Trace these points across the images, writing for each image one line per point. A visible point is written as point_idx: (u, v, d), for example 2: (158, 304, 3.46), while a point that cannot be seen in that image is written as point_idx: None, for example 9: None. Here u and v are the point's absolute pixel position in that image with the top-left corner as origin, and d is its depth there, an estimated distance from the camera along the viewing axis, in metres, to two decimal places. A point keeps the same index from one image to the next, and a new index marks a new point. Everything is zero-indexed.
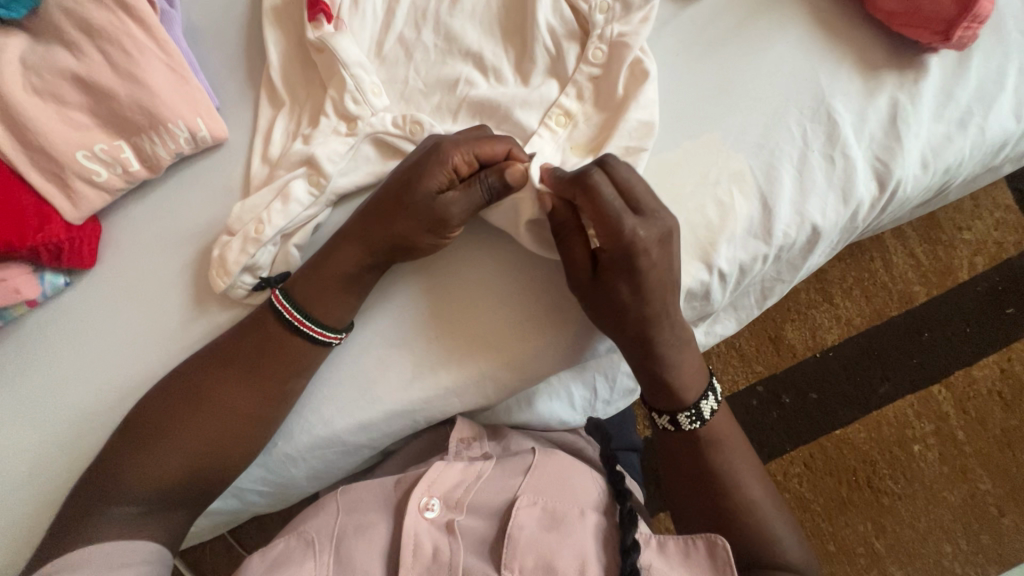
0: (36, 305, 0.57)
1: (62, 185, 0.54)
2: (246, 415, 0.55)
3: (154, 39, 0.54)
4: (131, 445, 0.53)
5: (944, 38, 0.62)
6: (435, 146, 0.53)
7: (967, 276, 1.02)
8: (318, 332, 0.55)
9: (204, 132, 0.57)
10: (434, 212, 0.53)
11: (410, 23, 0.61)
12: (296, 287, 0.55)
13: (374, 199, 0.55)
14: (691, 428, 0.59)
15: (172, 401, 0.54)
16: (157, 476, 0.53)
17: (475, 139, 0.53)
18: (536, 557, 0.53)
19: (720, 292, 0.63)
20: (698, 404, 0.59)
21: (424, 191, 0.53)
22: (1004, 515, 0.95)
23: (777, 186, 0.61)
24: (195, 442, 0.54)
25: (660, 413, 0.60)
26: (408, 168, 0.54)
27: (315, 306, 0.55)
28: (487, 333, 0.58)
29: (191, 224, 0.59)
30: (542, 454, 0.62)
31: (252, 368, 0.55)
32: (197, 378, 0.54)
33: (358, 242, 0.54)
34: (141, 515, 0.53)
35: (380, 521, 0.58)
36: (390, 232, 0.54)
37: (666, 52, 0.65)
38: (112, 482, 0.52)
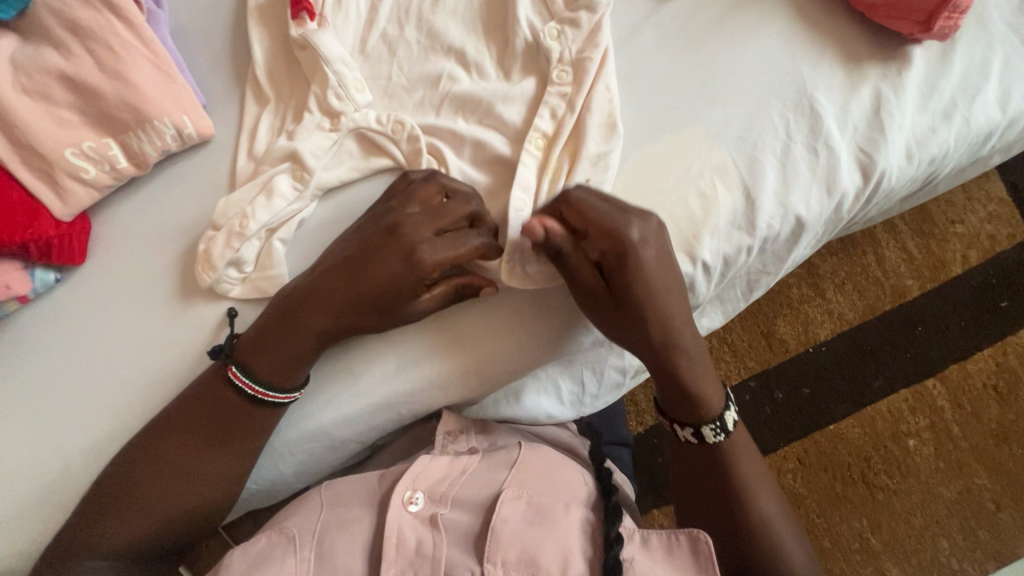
0: (28, 302, 0.58)
1: (52, 182, 0.55)
2: (214, 476, 0.55)
3: (140, 38, 0.55)
4: (98, 511, 0.53)
5: (925, 28, 0.62)
6: (411, 251, 0.53)
7: (959, 270, 1.01)
8: (283, 399, 0.55)
9: (190, 130, 0.58)
10: (411, 318, 0.55)
11: (394, 20, 0.62)
12: (254, 365, 0.55)
13: (334, 287, 0.54)
14: (714, 440, 0.59)
15: (136, 466, 0.54)
16: (127, 536, 0.54)
17: (449, 248, 0.53)
18: (519, 552, 0.52)
19: (705, 285, 0.63)
20: (722, 416, 0.58)
21: (403, 301, 0.54)
22: (1000, 511, 0.95)
23: (761, 179, 0.62)
24: (166, 504, 0.55)
25: (683, 425, 0.60)
26: (377, 265, 0.53)
27: (277, 376, 0.55)
28: (470, 328, 0.58)
29: (178, 220, 0.59)
30: (527, 448, 0.62)
31: (216, 430, 0.55)
32: (160, 442, 0.54)
33: (325, 327, 0.54)
34: (112, 568, 0.54)
35: (363, 516, 0.58)
36: (364, 329, 0.55)
37: (648, 47, 0.65)
38: (82, 541, 0.53)
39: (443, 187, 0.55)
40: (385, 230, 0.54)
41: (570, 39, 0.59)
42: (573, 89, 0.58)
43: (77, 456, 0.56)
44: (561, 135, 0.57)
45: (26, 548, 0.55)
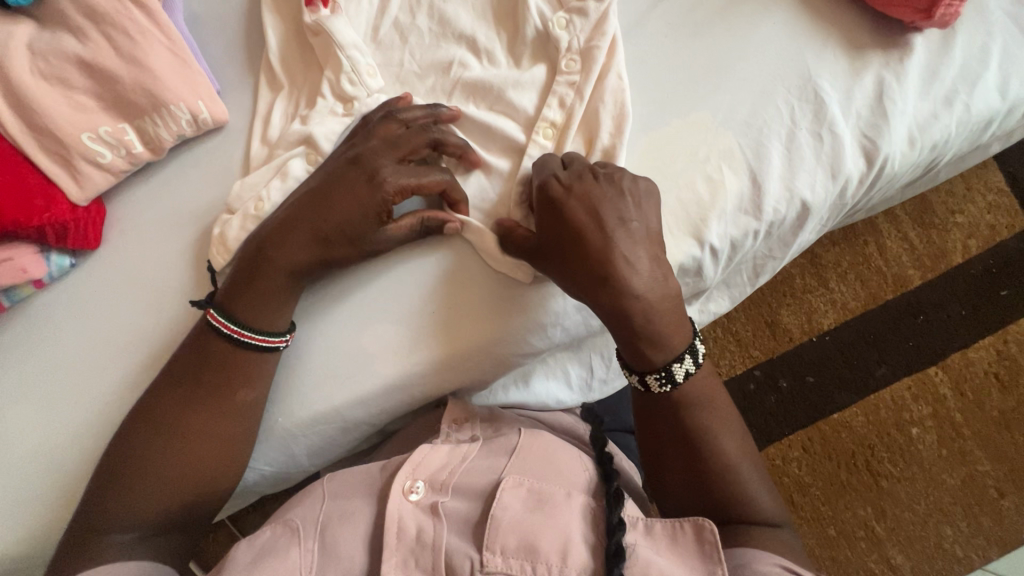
0: (42, 286, 0.59)
1: (68, 166, 0.56)
2: (220, 434, 0.55)
3: (156, 24, 0.56)
4: (105, 484, 0.53)
5: (927, 16, 0.63)
6: (373, 177, 0.54)
7: (960, 259, 1.02)
8: (257, 339, 0.55)
9: (205, 115, 0.58)
10: (375, 247, 0.55)
11: (405, 8, 0.63)
12: (232, 306, 0.55)
13: (300, 219, 0.54)
14: (660, 391, 0.57)
15: (142, 430, 0.54)
16: (141, 503, 0.53)
17: (410, 171, 0.55)
18: (518, 538, 0.50)
19: (713, 269, 0.64)
20: (669, 367, 0.56)
21: (367, 228, 0.54)
22: (1003, 497, 0.95)
23: (766, 163, 0.63)
24: (172, 462, 0.54)
25: (631, 372, 0.58)
26: (342, 192, 0.54)
27: (254, 320, 0.55)
28: (479, 302, 0.59)
29: (193, 205, 0.60)
30: (526, 434, 0.61)
31: (219, 386, 0.55)
32: (165, 405, 0.54)
33: (291, 257, 0.54)
34: (133, 540, 0.53)
35: (363, 507, 0.57)
36: (335, 261, 0.55)
37: (654, 35, 0.66)
38: (100, 514, 0.52)
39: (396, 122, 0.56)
40: (348, 163, 0.55)
41: (580, 25, 0.59)
42: (581, 75, 0.59)
43: (90, 440, 0.56)
44: (571, 127, 0.58)
45: (40, 531, 0.55)
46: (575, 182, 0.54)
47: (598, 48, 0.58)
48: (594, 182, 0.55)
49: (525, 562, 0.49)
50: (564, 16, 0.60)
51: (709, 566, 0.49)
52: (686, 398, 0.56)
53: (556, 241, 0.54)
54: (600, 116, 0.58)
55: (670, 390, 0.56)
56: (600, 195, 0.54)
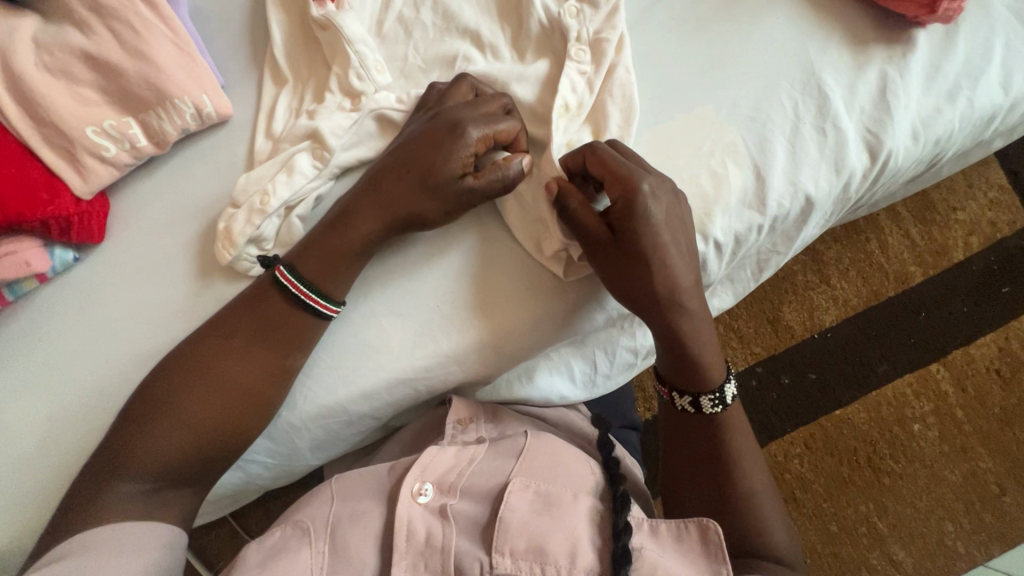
0: (46, 281, 0.59)
1: (72, 160, 0.56)
2: (246, 390, 0.54)
3: (160, 18, 0.56)
4: (129, 427, 0.53)
5: (930, 11, 0.63)
6: (455, 127, 0.54)
7: (961, 256, 1.03)
8: (322, 305, 0.55)
9: (210, 109, 0.58)
10: (456, 198, 0.54)
11: (410, 2, 0.63)
12: (303, 266, 0.55)
13: (387, 176, 0.55)
14: (712, 412, 0.59)
15: (174, 375, 0.54)
16: (161, 451, 0.52)
17: (487, 119, 0.55)
18: (527, 540, 0.51)
19: (716, 264, 0.64)
20: (722, 388, 0.59)
21: (448, 176, 0.54)
22: (1004, 493, 0.96)
23: (771, 157, 0.63)
24: (199, 411, 0.53)
25: (681, 394, 0.60)
26: (428, 144, 0.54)
27: (324, 283, 0.55)
28: (486, 296, 0.59)
29: (198, 200, 0.60)
30: (533, 436, 0.60)
31: (254, 339, 0.55)
32: (200, 350, 0.54)
33: (373, 215, 0.55)
34: (147, 492, 0.52)
35: (373, 508, 0.57)
36: (417, 215, 0.55)
37: (658, 29, 0.66)
38: (119, 457, 0.52)
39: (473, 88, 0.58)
40: (431, 120, 0.56)
41: (584, 21, 0.60)
42: (585, 71, 0.59)
43: (95, 434, 0.56)
44: (582, 114, 0.59)
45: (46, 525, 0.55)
46: (617, 172, 0.53)
47: (606, 41, 0.59)
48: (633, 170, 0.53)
49: (534, 565, 0.51)
50: (574, 5, 0.60)
51: (715, 566, 0.51)
52: None
53: (586, 229, 0.54)
54: (605, 111, 0.59)
55: (721, 410, 0.59)
56: (637, 186, 0.52)
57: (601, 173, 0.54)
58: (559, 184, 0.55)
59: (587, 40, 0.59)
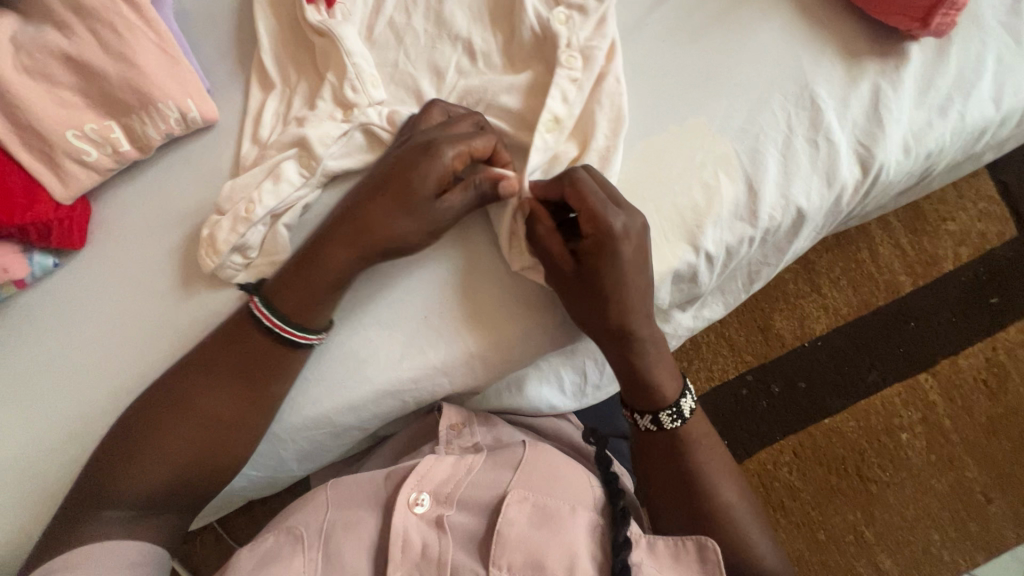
0: (25, 287, 0.57)
1: (53, 164, 0.55)
2: (228, 417, 0.55)
3: (145, 20, 0.55)
4: (109, 459, 0.53)
5: (923, 25, 0.63)
6: (429, 146, 0.53)
7: (951, 266, 1.03)
8: (298, 336, 0.54)
9: (195, 114, 0.57)
10: (435, 216, 0.53)
11: (401, 7, 0.62)
12: (280, 300, 0.55)
13: (358, 210, 0.54)
14: (673, 427, 0.59)
15: (152, 407, 0.54)
16: (145, 481, 0.53)
17: (460, 134, 0.53)
18: (525, 555, 0.51)
19: (708, 275, 0.64)
20: (678, 403, 0.60)
21: (425, 195, 0.53)
22: (990, 502, 0.96)
23: (763, 170, 0.62)
24: (182, 441, 0.54)
25: (641, 414, 0.60)
26: (397, 158, 0.54)
27: (299, 313, 0.54)
28: (477, 309, 0.58)
29: (183, 207, 0.59)
30: (531, 448, 0.59)
31: (232, 361, 0.54)
32: (178, 381, 0.54)
33: (349, 243, 0.54)
34: (133, 517, 0.53)
35: (368, 518, 0.56)
36: (393, 231, 0.53)
37: (652, 38, 0.66)
38: (101, 489, 0.52)
39: (444, 111, 0.57)
40: (404, 145, 0.55)
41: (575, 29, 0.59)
42: (577, 76, 0.58)
43: (73, 445, 0.55)
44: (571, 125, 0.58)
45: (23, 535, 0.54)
46: (589, 207, 0.52)
47: (597, 48, 0.58)
48: (604, 217, 0.52)
49: None
50: (563, 11, 0.60)
51: None
52: None
53: (553, 263, 0.55)
54: (592, 119, 0.58)
55: (681, 425, 0.59)
56: (608, 228, 0.52)
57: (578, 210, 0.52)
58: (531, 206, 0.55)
59: (575, 46, 0.58)
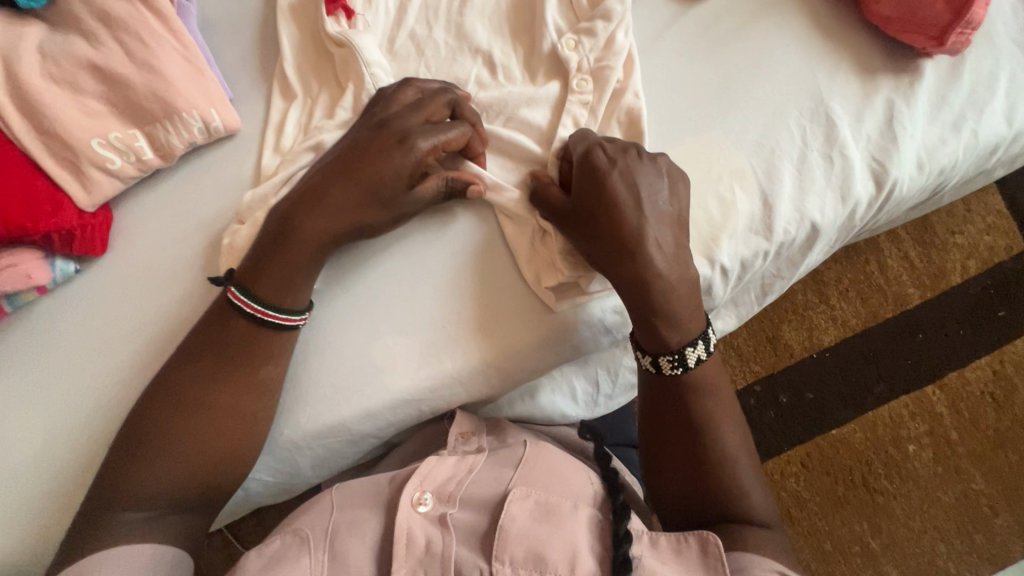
0: (46, 292, 0.58)
1: (76, 172, 0.55)
2: (242, 411, 0.54)
3: (171, 31, 0.56)
4: (125, 458, 0.52)
5: (938, 43, 0.63)
6: (404, 138, 0.54)
7: (959, 279, 1.04)
8: (280, 318, 0.54)
9: (217, 123, 0.58)
10: (406, 206, 0.55)
11: (422, 20, 0.62)
12: (256, 285, 0.54)
13: (323, 187, 0.54)
14: (673, 374, 0.57)
15: (165, 402, 0.53)
16: (160, 479, 0.52)
17: (434, 128, 0.55)
18: (526, 549, 0.51)
19: (722, 288, 0.64)
20: (683, 350, 0.56)
21: (398, 187, 0.54)
22: (996, 515, 0.97)
23: (778, 184, 0.63)
24: (193, 437, 0.53)
25: (643, 354, 0.58)
26: (369, 145, 0.54)
27: (277, 298, 0.54)
28: (497, 316, 0.59)
29: (204, 215, 0.59)
30: (532, 446, 0.60)
31: (245, 354, 0.54)
32: (189, 377, 0.53)
33: (323, 226, 0.54)
34: (151, 518, 0.52)
35: (371, 516, 0.56)
36: (364, 218, 0.55)
37: (668, 52, 0.66)
38: (118, 488, 0.51)
39: (417, 90, 0.57)
40: (374, 125, 0.55)
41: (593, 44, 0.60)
42: (593, 95, 0.59)
43: (91, 450, 0.55)
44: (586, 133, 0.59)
45: (36, 540, 0.54)
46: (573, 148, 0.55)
47: (609, 68, 0.59)
48: (584, 142, 0.55)
49: (534, 573, 0.50)
50: (573, 37, 0.60)
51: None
52: (703, 410, 0.57)
53: (547, 202, 0.56)
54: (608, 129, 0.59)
55: (682, 373, 0.57)
56: (590, 150, 0.54)
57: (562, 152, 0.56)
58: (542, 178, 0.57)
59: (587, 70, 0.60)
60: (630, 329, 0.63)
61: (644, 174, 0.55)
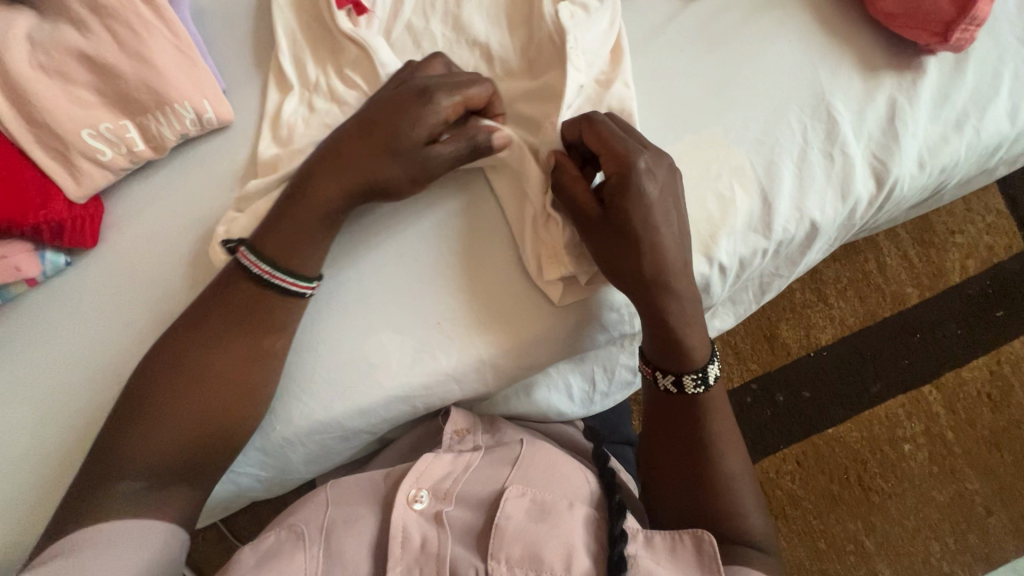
0: (36, 285, 0.57)
1: (67, 163, 0.54)
2: (237, 381, 0.53)
3: (163, 20, 0.55)
4: (121, 427, 0.51)
5: (942, 40, 0.63)
6: (425, 94, 0.52)
7: (958, 279, 1.03)
8: (289, 282, 0.53)
9: (210, 115, 0.57)
10: (423, 163, 0.53)
11: (419, 11, 0.61)
12: (266, 244, 0.53)
13: (348, 147, 0.53)
14: (694, 393, 0.58)
15: (161, 371, 0.52)
16: (156, 448, 0.51)
17: (457, 84, 0.53)
18: (523, 547, 0.51)
19: (720, 286, 0.63)
20: (704, 368, 0.57)
21: (415, 143, 0.52)
22: (990, 515, 0.97)
23: (778, 182, 0.62)
24: (188, 406, 0.52)
25: (664, 372, 0.58)
26: (393, 104, 0.53)
27: (287, 260, 0.53)
28: (491, 313, 0.58)
29: (196, 207, 0.59)
30: (529, 444, 0.60)
31: (244, 321, 0.53)
32: (186, 345, 0.53)
33: (336, 187, 0.53)
34: (145, 490, 0.51)
35: (367, 514, 0.56)
36: (380, 175, 0.53)
37: (669, 47, 0.66)
38: (113, 458, 0.50)
39: (446, 66, 0.56)
40: (397, 85, 0.54)
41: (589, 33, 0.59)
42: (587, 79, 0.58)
43: (82, 445, 0.54)
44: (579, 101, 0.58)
45: (26, 535, 0.54)
46: (613, 148, 0.52)
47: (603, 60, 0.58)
48: (634, 151, 0.52)
49: (531, 572, 0.50)
50: (568, 7, 0.59)
51: None
52: (693, 405, 0.58)
53: (579, 200, 0.54)
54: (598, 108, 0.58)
55: (703, 392, 0.58)
56: (634, 164, 0.51)
57: (597, 148, 0.53)
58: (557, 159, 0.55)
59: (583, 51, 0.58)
60: (625, 326, 0.62)
61: (674, 193, 0.54)
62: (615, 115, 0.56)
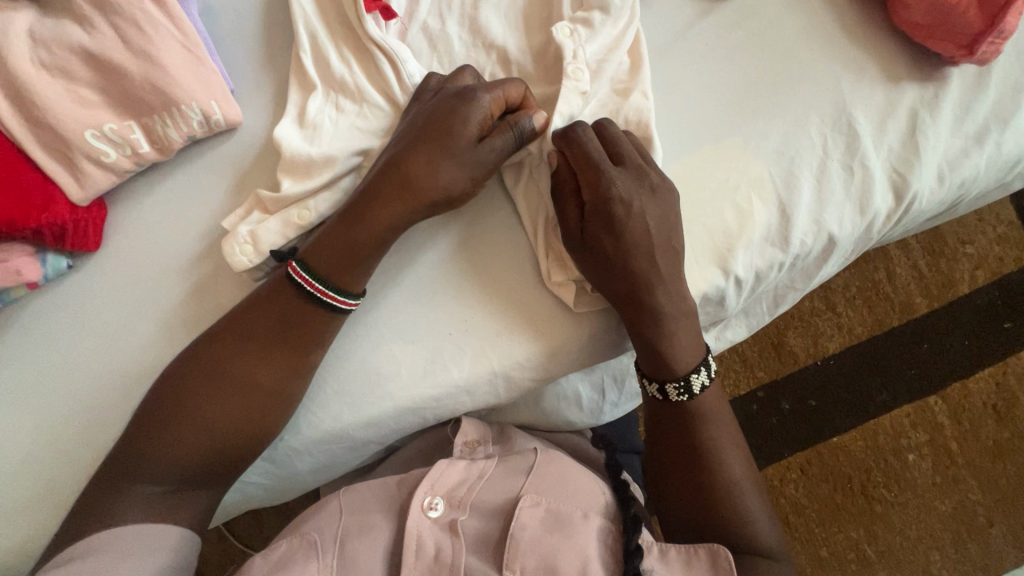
0: (36, 288, 0.55)
1: (69, 165, 0.53)
2: (266, 390, 0.52)
3: (170, 17, 0.53)
4: (144, 431, 0.50)
5: (968, 53, 0.61)
6: (465, 94, 0.52)
7: (967, 289, 1.03)
8: (341, 302, 0.52)
9: (218, 116, 0.55)
10: (477, 163, 0.52)
11: (435, 12, 0.59)
12: (316, 262, 0.52)
13: (404, 156, 0.52)
14: (678, 400, 0.57)
15: (192, 376, 0.51)
16: (180, 454, 0.50)
17: (496, 83, 0.53)
18: (538, 559, 0.50)
19: (734, 299, 0.63)
20: (688, 377, 0.57)
21: (466, 144, 0.51)
22: (991, 526, 0.97)
23: (797, 195, 0.61)
24: (213, 413, 0.51)
25: (650, 380, 0.58)
26: (439, 111, 0.52)
27: (338, 278, 0.52)
28: (505, 324, 0.57)
29: (204, 212, 0.57)
30: (543, 454, 0.58)
31: (282, 331, 0.52)
32: (217, 352, 0.52)
33: (397, 207, 0.52)
34: (165, 494, 0.50)
35: (382, 522, 0.55)
36: (439, 182, 0.52)
37: (690, 54, 0.64)
38: (132, 462, 0.49)
39: (474, 77, 0.55)
40: (436, 93, 0.54)
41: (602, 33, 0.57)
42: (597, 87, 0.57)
43: (85, 454, 0.53)
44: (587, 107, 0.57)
45: (27, 544, 0.53)
46: (584, 168, 0.53)
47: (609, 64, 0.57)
48: (606, 173, 0.53)
49: None
50: (568, 25, 0.57)
51: None
52: (709, 419, 0.57)
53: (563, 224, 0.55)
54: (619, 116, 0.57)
55: (687, 400, 0.57)
56: (604, 177, 0.53)
57: (580, 164, 0.53)
58: (559, 163, 0.55)
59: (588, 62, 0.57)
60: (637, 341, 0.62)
61: (655, 209, 0.54)
62: (601, 122, 0.55)
